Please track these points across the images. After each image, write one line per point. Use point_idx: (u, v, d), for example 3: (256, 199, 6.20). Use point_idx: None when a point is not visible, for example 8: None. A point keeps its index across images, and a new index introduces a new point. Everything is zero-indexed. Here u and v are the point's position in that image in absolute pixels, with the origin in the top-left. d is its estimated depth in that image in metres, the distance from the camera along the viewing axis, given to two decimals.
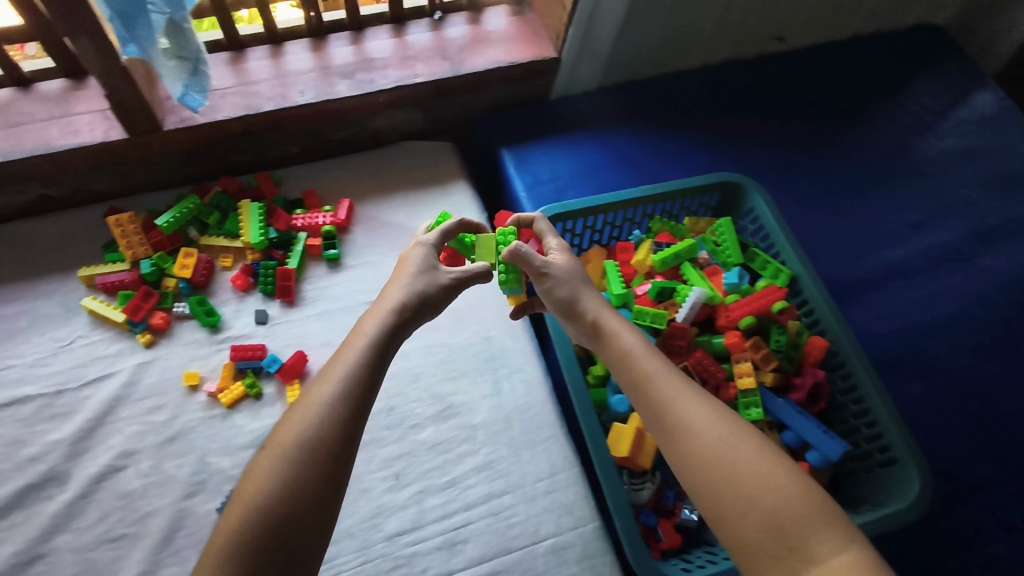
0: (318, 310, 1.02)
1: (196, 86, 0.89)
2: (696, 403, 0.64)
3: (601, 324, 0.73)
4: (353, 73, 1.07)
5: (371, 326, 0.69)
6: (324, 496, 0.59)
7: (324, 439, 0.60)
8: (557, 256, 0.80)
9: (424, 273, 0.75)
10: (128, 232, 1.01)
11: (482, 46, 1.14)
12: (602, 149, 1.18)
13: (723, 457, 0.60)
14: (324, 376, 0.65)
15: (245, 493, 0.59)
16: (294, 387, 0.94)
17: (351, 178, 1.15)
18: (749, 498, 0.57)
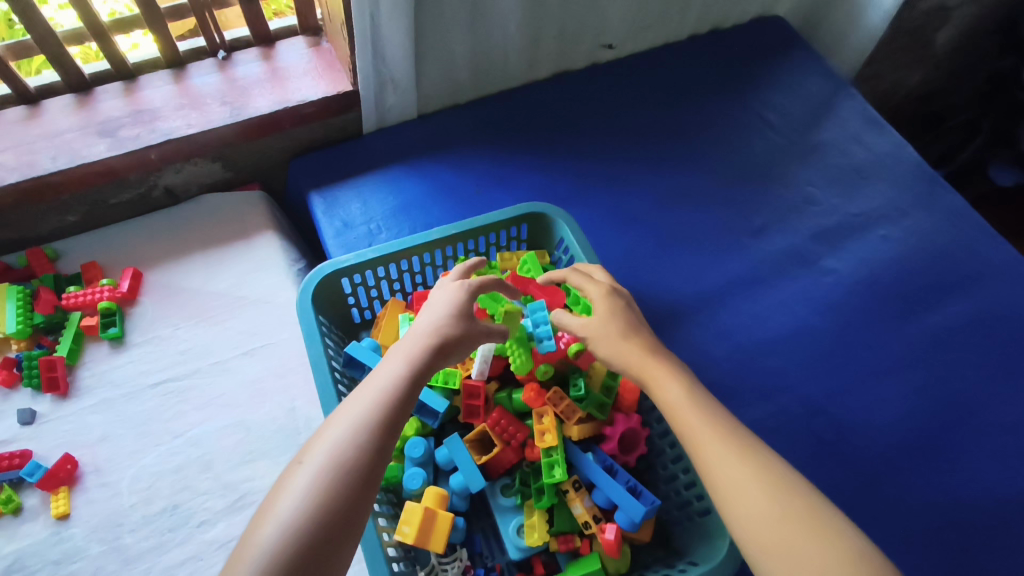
0: (94, 401, 0.90)
1: None
2: (734, 461, 0.60)
3: (647, 376, 0.69)
4: (115, 130, 0.97)
5: (396, 361, 0.66)
6: (336, 540, 0.54)
7: (348, 475, 0.56)
8: (615, 304, 0.76)
9: (465, 307, 0.73)
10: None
11: (269, 85, 1.04)
12: (421, 183, 1.09)
13: (767, 518, 0.56)
14: (338, 415, 0.61)
15: (254, 534, 0.53)
16: (58, 496, 0.83)
17: (143, 242, 1.04)
18: (802, 562, 0.53)
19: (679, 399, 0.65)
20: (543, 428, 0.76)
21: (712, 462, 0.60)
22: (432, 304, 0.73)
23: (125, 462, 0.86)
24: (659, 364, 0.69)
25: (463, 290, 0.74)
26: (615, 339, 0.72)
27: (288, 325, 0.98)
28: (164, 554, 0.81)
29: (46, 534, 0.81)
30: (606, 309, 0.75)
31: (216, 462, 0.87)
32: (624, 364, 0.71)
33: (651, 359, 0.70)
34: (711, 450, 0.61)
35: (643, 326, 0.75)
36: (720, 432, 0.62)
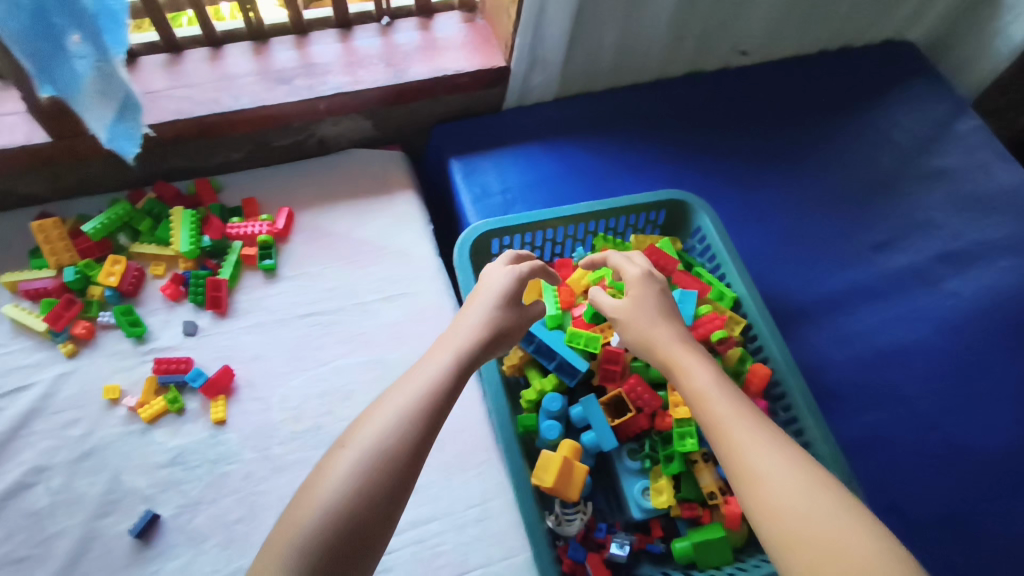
0: (249, 323, 0.98)
1: (127, 130, 0.79)
2: (756, 448, 0.58)
3: (674, 363, 0.69)
4: (291, 79, 1.05)
5: (439, 355, 0.67)
6: (379, 524, 0.55)
7: (389, 469, 0.56)
8: (643, 287, 0.77)
9: (511, 302, 0.74)
10: (57, 239, 0.97)
11: (429, 53, 1.10)
12: (556, 161, 1.14)
13: (781, 505, 0.55)
14: (379, 403, 0.61)
15: (311, 493, 0.54)
16: (217, 403, 0.91)
17: (296, 185, 1.11)
18: (816, 543, 0.52)
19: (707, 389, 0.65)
20: (677, 400, 0.81)
21: (729, 446, 0.60)
22: (483, 295, 0.74)
23: (276, 380, 0.94)
24: (693, 354, 0.69)
25: (510, 283, 0.75)
26: (642, 322, 0.73)
27: (424, 279, 1.05)
28: (309, 468, 0.89)
29: (206, 435, 0.89)
30: (637, 292, 0.76)
31: (357, 393, 0.94)
32: (651, 350, 0.72)
33: (678, 347, 0.71)
34: (730, 439, 0.60)
35: (676, 313, 0.76)
36: (744, 422, 0.61)
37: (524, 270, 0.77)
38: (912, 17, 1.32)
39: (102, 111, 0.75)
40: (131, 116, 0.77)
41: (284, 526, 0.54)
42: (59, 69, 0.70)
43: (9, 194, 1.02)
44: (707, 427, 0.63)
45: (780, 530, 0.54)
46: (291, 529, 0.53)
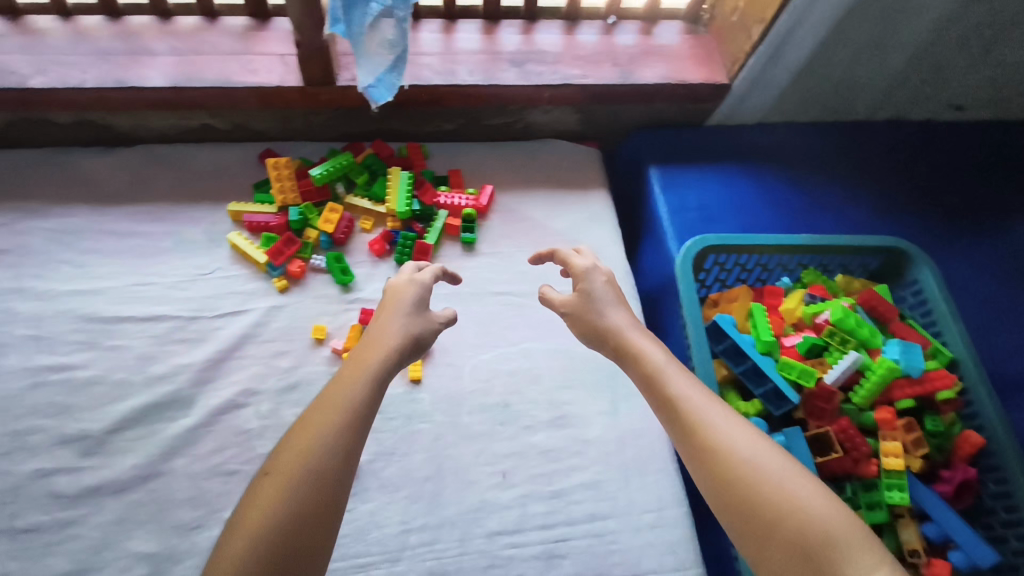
0: (447, 291, 1.01)
1: (388, 81, 0.79)
2: (728, 424, 0.63)
3: (629, 348, 0.75)
4: (523, 63, 1.06)
5: (352, 364, 0.70)
6: (305, 543, 0.56)
7: (304, 463, 0.59)
8: (592, 278, 0.83)
9: (412, 309, 0.77)
10: (286, 177, 1.01)
11: (653, 59, 1.11)
12: (754, 186, 1.15)
13: (734, 482, 0.60)
14: (321, 402, 0.65)
15: (263, 500, 0.57)
16: (415, 362, 0.94)
17: (498, 166, 1.15)
18: (773, 502, 0.57)
19: (662, 367, 0.71)
20: (890, 451, 0.80)
21: (689, 416, 0.65)
22: (397, 305, 0.77)
23: (469, 351, 0.97)
24: (643, 340, 0.75)
25: (411, 291, 0.79)
26: (592, 310, 0.80)
27: (614, 280, 1.07)
28: (494, 441, 0.91)
29: (402, 391, 0.93)
30: (602, 291, 0.82)
31: (544, 378, 0.96)
32: (602, 342, 0.78)
33: (638, 334, 0.76)
34: (696, 414, 0.65)
35: (626, 304, 0.81)
36: (704, 406, 0.65)
37: (431, 283, 0.82)
38: None
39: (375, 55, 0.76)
40: (392, 66, 0.78)
41: (245, 520, 0.57)
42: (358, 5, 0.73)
43: (240, 127, 1.07)
44: (663, 410, 0.68)
45: (737, 509, 0.59)
46: (257, 515, 0.56)
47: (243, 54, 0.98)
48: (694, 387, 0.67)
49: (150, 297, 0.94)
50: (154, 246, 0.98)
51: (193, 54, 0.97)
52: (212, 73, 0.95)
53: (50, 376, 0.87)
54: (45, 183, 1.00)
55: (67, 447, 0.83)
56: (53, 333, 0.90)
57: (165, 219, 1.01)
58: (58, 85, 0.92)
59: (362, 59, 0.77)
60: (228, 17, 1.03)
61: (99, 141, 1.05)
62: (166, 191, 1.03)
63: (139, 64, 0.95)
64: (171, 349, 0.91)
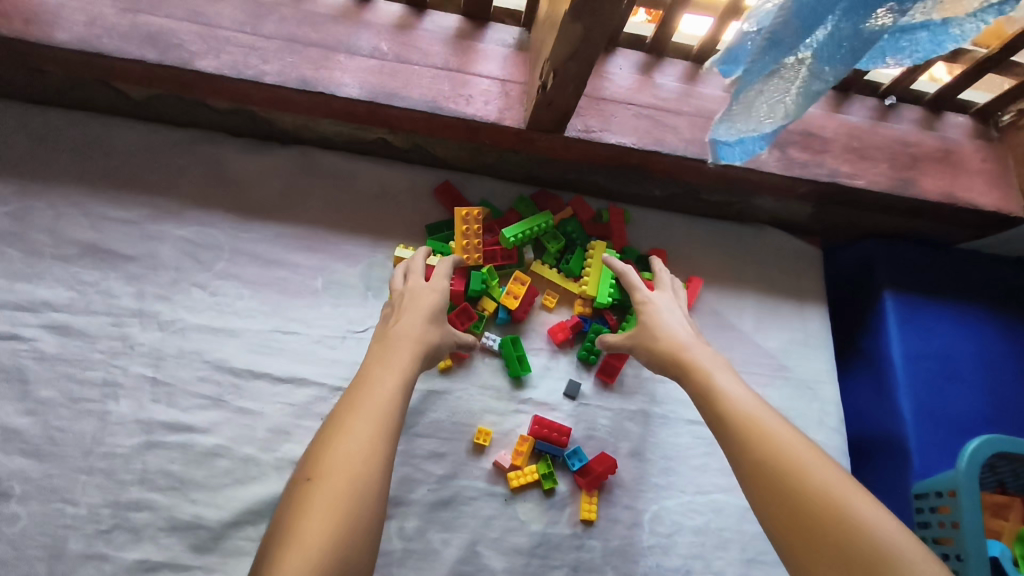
0: (633, 407, 0.84)
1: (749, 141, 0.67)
2: (775, 431, 0.59)
3: (681, 361, 0.71)
4: (790, 147, 0.86)
5: (379, 362, 0.64)
6: (358, 529, 0.50)
7: (356, 455, 0.54)
8: (658, 300, 0.78)
9: (434, 315, 0.70)
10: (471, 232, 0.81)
11: (935, 166, 0.89)
12: (1007, 342, 0.94)
13: (789, 488, 0.54)
14: (349, 406, 0.59)
15: (310, 500, 0.50)
16: (590, 500, 0.77)
17: (705, 250, 0.95)
18: (821, 503, 0.53)
19: (707, 381, 0.68)
20: None
21: (738, 423, 0.62)
22: (419, 299, 0.71)
23: (651, 492, 0.80)
24: (700, 353, 0.71)
25: (437, 299, 0.72)
26: (657, 327, 0.75)
27: (823, 428, 0.89)
28: None
29: (569, 533, 0.76)
30: (654, 312, 0.76)
31: (734, 546, 0.79)
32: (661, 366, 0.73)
33: (698, 349, 0.72)
34: (743, 423, 0.61)
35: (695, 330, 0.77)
36: (745, 403, 0.63)
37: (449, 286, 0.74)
38: None
39: (737, 109, 0.63)
40: (753, 128, 0.63)
41: (297, 523, 0.49)
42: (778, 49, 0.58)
43: (419, 148, 0.87)
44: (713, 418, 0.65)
45: (785, 516, 0.53)
46: (316, 530, 0.48)
47: (456, 72, 0.78)
48: (731, 397, 0.64)
49: (291, 352, 0.77)
50: (301, 283, 0.80)
51: (397, 60, 0.77)
52: (418, 92, 0.76)
53: (166, 437, 0.71)
54: (184, 177, 0.82)
55: (177, 536, 0.68)
56: (175, 379, 0.73)
57: (317, 250, 0.82)
58: (230, 72, 0.72)
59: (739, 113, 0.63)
60: (439, 15, 0.81)
61: (250, 132, 0.86)
62: (320, 213, 0.84)
63: (331, 63, 0.75)
64: (308, 427, 0.74)
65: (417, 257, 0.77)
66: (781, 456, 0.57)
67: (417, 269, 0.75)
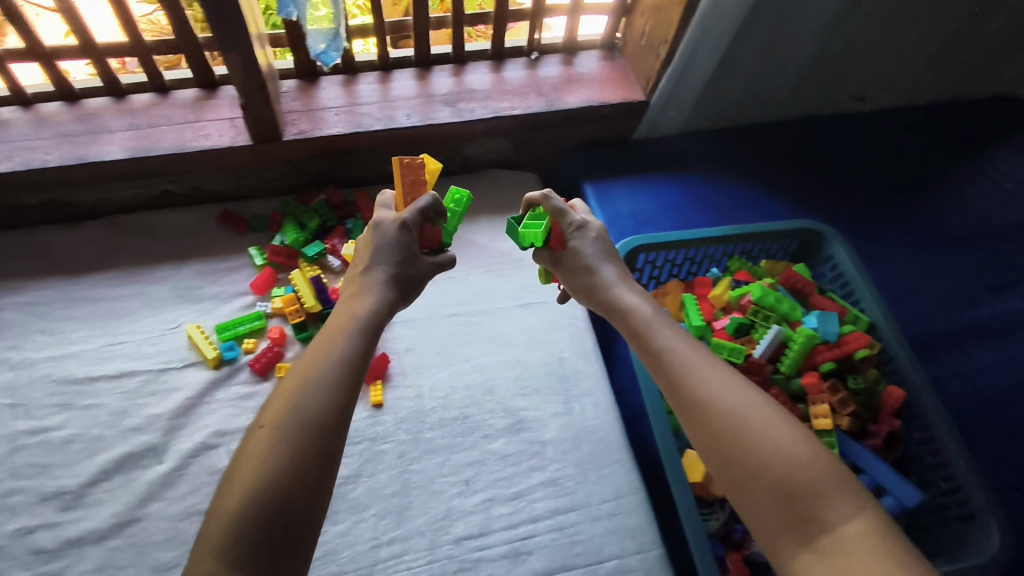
0: (402, 318, 1.08)
1: (333, 46, 1.03)
2: (720, 376, 0.63)
3: (616, 297, 0.74)
4: (455, 102, 1.15)
5: (337, 317, 0.69)
6: (306, 478, 0.57)
7: (299, 414, 0.59)
8: (583, 236, 0.78)
9: (399, 255, 0.74)
10: (406, 183, 0.78)
11: (575, 86, 1.21)
12: (680, 189, 1.23)
13: (725, 433, 0.60)
14: (309, 354, 0.64)
15: (259, 439, 0.58)
16: (376, 386, 0.99)
17: (442, 197, 1.22)
18: (758, 452, 0.58)
19: (654, 320, 0.71)
20: (819, 412, 0.85)
21: (683, 367, 0.65)
22: (370, 250, 0.74)
23: (425, 371, 1.02)
24: (639, 292, 0.75)
25: (402, 236, 0.74)
26: (582, 262, 0.77)
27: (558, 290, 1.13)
28: (456, 452, 0.96)
29: (365, 416, 0.98)
30: (578, 244, 0.78)
31: (497, 388, 1.02)
32: (594, 301, 0.77)
33: (628, 287, 0.76)
34: (681, 365, 0.66)
35: (619, 255, 0.79)
36: (689, 351, 0.67)
37: (410, 225, 0.75)
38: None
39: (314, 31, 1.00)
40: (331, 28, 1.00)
41: (244, 458, 0.58)
42: None
43: (197, 190, 1.14)
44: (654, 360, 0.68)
45: (721, 454, 0.59)
46: (255, 464, 0.56)
47: (195, 122, 1.07)
48: (694, 346, 0.68)
49: (121, 355, 1.00)
50: (122, 306, 1.04)
51: (149, 126, 1.06)
52: (168, 141, 1.04)
53: (29, 439, 0.91)
54: (17, 263, 1.06)
55: (46, 505, 0.87)
56: (30, 399, 0.94)
57: (131, 281, 1.07)
58: (22, 168, 0.99)
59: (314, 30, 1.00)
60: (179, 91, 1.12)
61: (66, 218, 1.12)
62: (131, 256, 1.10)
63: (98, 142, 1.03)
64: (143, 402, 0.96)
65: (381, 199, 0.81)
66: (723, 409, 0.61)
67: (382, 208, 0.79)
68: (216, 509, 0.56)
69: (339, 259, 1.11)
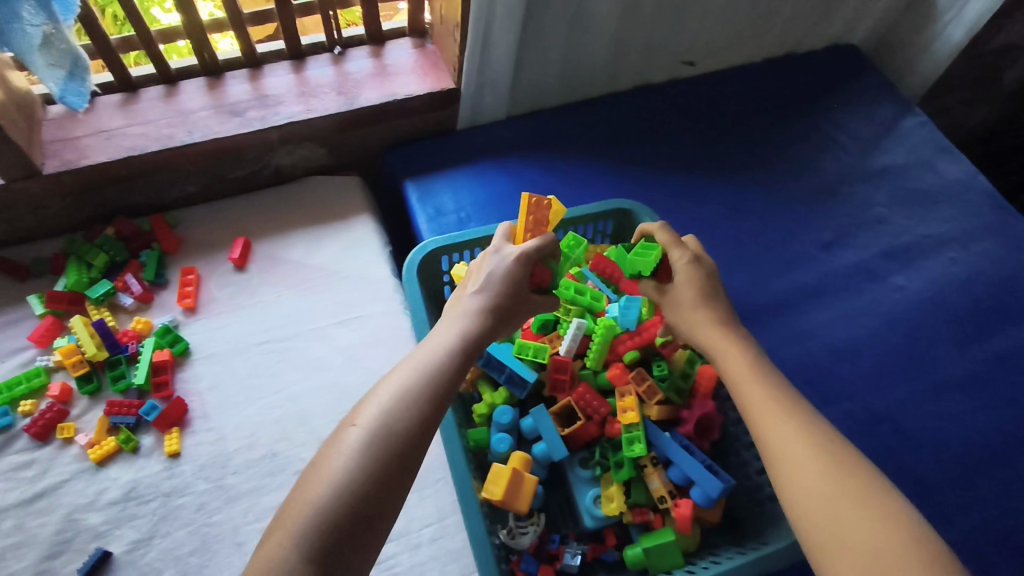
0: (204, 354, 0.99)
1: (74, 88, 0.88)
2: (798, 434, 0.62)
3: (722, 341, 0.73)
4: (244, 111, 1.06)
5: (422, 347, 0.68)
6: (357, 522, 0.55)
7: (389, 451, 0.58)
8: (692, 268, 0.78)
9: (509, 285, 0.73)
10: (531, 223, 0.80)
11: (382, 79, 1.13)
12: (507, 176, 1.17)
13: (827, 498, 0.58)
14: (407, 362, 0.65)
15: (323, 466, 0.57)
16: (172, 435, 0.91)
17: (253, 214, 1.13)
18: (854, 524, 0.56)
19: (737, 367, 0.70)
20: (625, 405, 0.81)
21: (771, 424, 0.65)
22: (477, 276, 0.74)
23: (230, 410, 0.94)
24: (737, 334, 0.74)
25: (514, 266, 0.74)
26: (692, 299, 0.76)
27: (380, 301, 1.05)
28: (263, 496, 0.88)
29: (159, 469, 0.89)
30: (684, 279, 0.78)
31: (311, 418, 0.94)
32: (692, 335, 0.76)
33: (730, 329, 0.75)
34: (770, 418, 0.65)
35: (721, 296, 0.78)
36: (790, 402, 0.66)
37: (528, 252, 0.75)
38: (852, 21, 1.37)
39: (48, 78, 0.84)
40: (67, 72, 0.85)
41: (305, 484, 0.56)
42: (12, 33, 0.75)
43: None
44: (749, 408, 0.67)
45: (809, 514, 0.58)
46: (313, 492, 0.55)
47: None
48: (788, 398, 0.66)
49: None
50: None
51: None
52: None
53: None
54: None
55: None
56: None
57: None
58: None
59: (45, 79, 0.84)
60: None
61: None
62: None
63: None
64: None
65: (499, 230, 0.81)
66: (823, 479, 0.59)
67: (501, 235, 0.80)
68: (272, 530, 0.55)
69: (131, 297, 1.01)
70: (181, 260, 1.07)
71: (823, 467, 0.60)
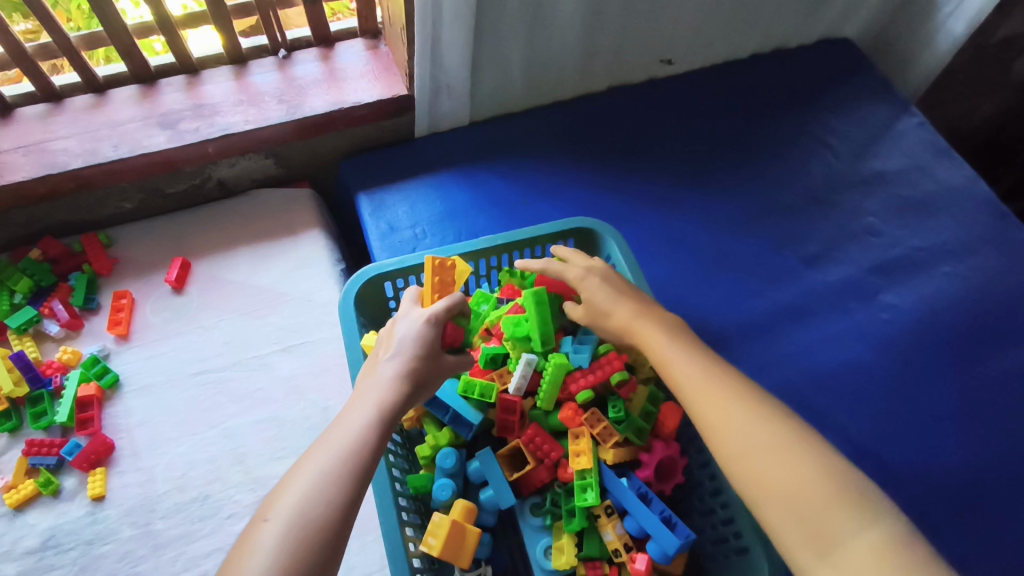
0: (137, 386, 0.92)
1: None
2: (708, 381, 0.63)
3: (629, 317, 0.72)
4: (176, 123, 0.98)
5: (346, 407, 0.63)
6: None
7: (314, 529, 0.52)
8: (591, 280, 0.77)
9: (423, 350, 0.67)
10: (437, 284, 0.77)
11: (329, 85, 1.04)
12: (469, 188, 1.09)
13: (734, 439, 0.59)
14: (324, 438, 0.59)
15: (238, 563, 0.51)
16: (95, 476, 0.85)
17: (194, 230, 1.05)
18: (759, 459, 0.57)
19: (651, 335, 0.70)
20: (578, 450, 0.74)
21: (681, 379, 0.65)
22: (388, 343, 0.68)
23: (162, 447, 0.88)
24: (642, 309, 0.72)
25: (429, 330, 0.68)
26: (599, 292, 0.75)
27: (327, 324, 0.98)
28: (192, 543, 0.82)
29: (82, 513, 0.83)
30: (586, 284, 0.77)
31: (248, 456, 0.88)
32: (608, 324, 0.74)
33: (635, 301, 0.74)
34: (680, 374, 0.65)
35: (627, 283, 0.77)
36: (695, 356, 0.66)
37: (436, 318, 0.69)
38: (845, 15, 1.28)
39: None
40: None
41: None
42: None
43: None
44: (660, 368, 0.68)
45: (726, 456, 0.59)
46: None
47: None
48: (694, 353, 0.66)
49: None
50: None
51: None
52: None
53: None
54: None
55: None
56: None
57: None
58: None
59: None
60: None
61: None
62: None
63: None
64: None
65: (406, 295, 0.75)
66: (730, 422, 0.59)
67: (410, 296, 0.75)
68: None
69: (58, 325, 0.94)
70: (115, 282, 1.00)
71: (729, 405, 0.61)
